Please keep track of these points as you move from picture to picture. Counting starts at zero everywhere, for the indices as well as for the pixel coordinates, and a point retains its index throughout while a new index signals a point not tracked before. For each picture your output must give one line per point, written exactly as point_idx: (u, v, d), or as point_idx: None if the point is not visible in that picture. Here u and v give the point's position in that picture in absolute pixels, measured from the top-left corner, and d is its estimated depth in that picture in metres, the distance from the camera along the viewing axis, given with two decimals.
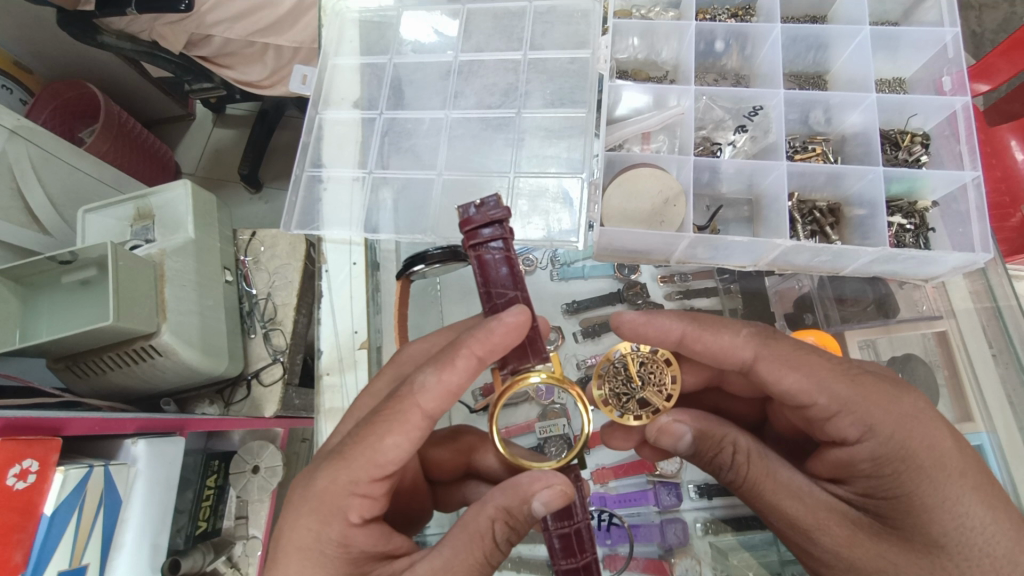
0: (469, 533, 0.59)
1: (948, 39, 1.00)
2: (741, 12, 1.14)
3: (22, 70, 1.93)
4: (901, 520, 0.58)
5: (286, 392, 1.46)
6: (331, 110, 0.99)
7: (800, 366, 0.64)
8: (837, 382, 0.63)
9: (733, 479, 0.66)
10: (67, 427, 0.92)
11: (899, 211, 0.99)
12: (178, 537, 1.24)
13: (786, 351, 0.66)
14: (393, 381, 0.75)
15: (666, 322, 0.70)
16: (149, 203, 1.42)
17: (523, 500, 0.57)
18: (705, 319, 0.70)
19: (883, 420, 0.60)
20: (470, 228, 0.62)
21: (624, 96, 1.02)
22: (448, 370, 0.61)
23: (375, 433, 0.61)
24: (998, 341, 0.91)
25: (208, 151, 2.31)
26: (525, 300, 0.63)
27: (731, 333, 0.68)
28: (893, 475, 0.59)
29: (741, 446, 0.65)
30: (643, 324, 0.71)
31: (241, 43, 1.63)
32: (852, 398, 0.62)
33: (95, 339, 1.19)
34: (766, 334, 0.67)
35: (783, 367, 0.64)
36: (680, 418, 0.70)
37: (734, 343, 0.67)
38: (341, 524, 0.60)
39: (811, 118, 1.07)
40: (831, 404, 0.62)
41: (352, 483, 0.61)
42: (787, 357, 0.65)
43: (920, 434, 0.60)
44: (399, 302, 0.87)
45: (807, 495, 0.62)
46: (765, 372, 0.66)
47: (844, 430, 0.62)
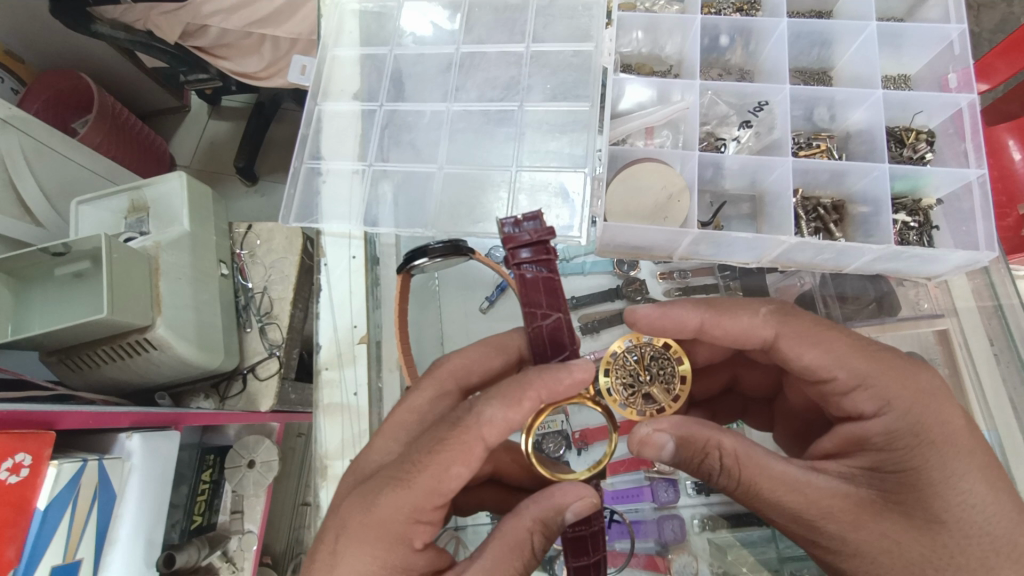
0: (507, 545, 0.56)
1: (955, 36, 0.99)
2: (746, 7, 1.13)
3: (13, 59, 1.90)
4: (909, 496, 0.57)
5: (283, 387, 1.45)
6: (330, 101, 0.98)
7: (820, 342, 0.65)
8: (856, 358, 0.64)
9: (726, 483, 0.61)
10: (61, 421, 0.91)
11: (903, 209, 0.98)
12: (173, 532, 1.25)
13: (805, 327, 0.66)
14: (440, 396, 0.69)
15: (682, 313, 0.70)
16: (144, 194, 1.40)
17: (557, 511, 0.57)
18: (722, 304, 0.71)
19: (901, 395, 0.61)
20: (513, 247, 0.64)
21: (628, 90, 1.00)
22: (515, 408, 0.55)
23: (438, 463, 0.54)
24: (999, 338, 0.91)
25: (203, 143, 2.28)
26: (569, 323, 0.64)
27: (750, 313, 0.68)
28: (905, 448, 0.59)
29: (728, 449, 0.60)
30: (659, 315, 0.70)
31: (238, 34, 1.61)
32: (871, 373, 0.63)
33: (88, 333, 1.17)
34: (783, 310, 0.68)
35: (801, 341, 0.65)
36: (660, 426, 0.63)
37: (752, 324, 0.68)
38: (406, 551, 0.56)
39: (816, 115, 1.07)
40: (850, 377, 0.63)
41: (415, 513, 0.55)
42: (805, 333, 0.66)
43: (935, 410, 0.60)
44: (399, 297, 0.86)
45: (810, 488, 0.58)
46: (787, 349, 0.67)
47: (861, 405, 0.63)
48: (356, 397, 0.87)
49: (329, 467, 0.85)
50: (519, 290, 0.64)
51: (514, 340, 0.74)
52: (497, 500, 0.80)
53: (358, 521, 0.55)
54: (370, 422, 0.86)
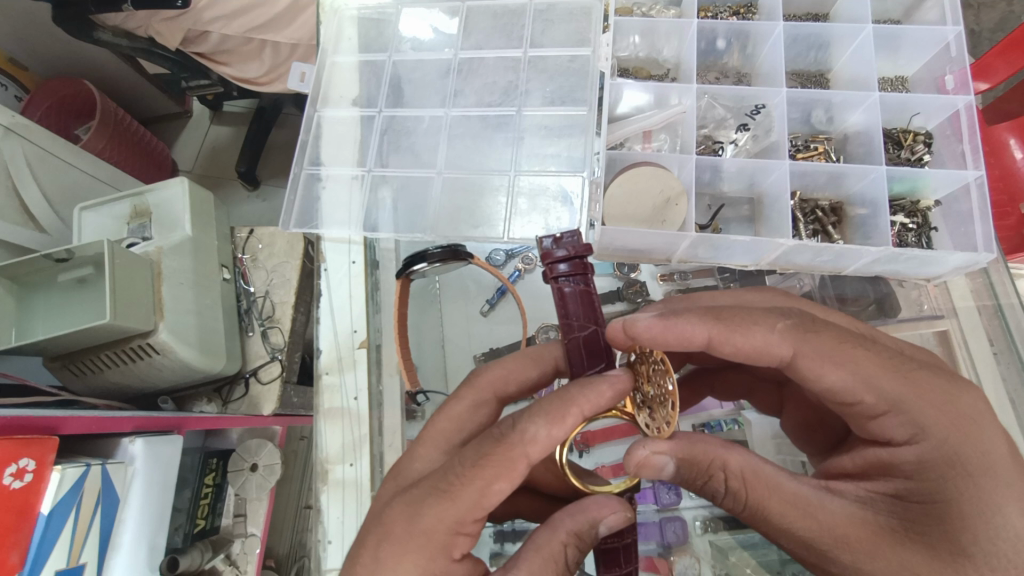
0: (544, 558, 0.56)
1: (951, 38, 0.99)
2: (743, 10, 1.14)
3: (16, 66, 1.91)
4: (934, 528, 0.53)
5: (285, 390, 1.45)
6: (330, 107, 0.98)
7: (845, 362, 0.58)
8: (886, 380, 0.58)
9: (734, 506, 0.59)
10: (64, 426, 0.92)
11: (901, 210, 0.99)
12: (176, 535, 1.23)
13: (828, 343, 0.59)
14: (477, 405, 0.70)
15: (688, 327, 0.62)
16: (146, 200, 1.41)
17: (591, 523, 0.57)
18: (731, 317, 0.63)
19: (935, 421, 0.56)
20: (551, 262, 0.59)
21: (625, 95, 1.01)
22: (559, 425, 0.55)
23: (482, 477, 0.54)
24: (999, 339, 0.90)
25: (205, 149, 2.30)
26: (605, 336, 0.62)
27: (765, 329, 0.61)
28: (935, 479, 0.55)
29: (734, 471, 0.58)
30: (661, 330, 0.61)
31: (238, 40, 1.62)
32: (903, 396, 0.57)
33: (92, 338, 1.18)
34: (803, 324, 0.61)
35: (824, 362, 0.59)
36: (659, 448, 0.58)
37: (768, 341, 0.61)
38: (446, 562, 0.56)
39: (813, 117, 1.07)
40: (880, 402, 0.58)
41: (457, 523, 0.55)
42: (828, 351, 0.59)
43: (974, 438, 0.55)
44: (399, 302, 0.87)
45: (822, 512, 0.56)
46: (807, 369, 0.60)
47: (890, 430, 0.58)
48: (356, 401, 0.87)
49: (330, 471, 0.85)
50: (557, 303, 0.60)
51: (551, 352, 0.75)
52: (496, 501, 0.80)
53: (406, 531, 0.55)
54: (371, 425, 0.86)
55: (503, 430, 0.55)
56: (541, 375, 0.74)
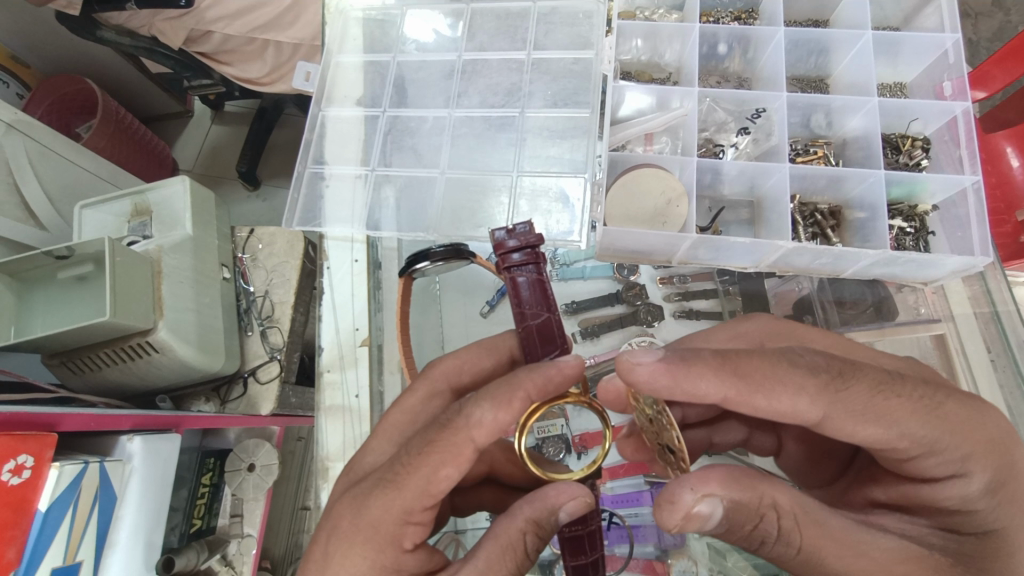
0: (501, 546, 0.56)
1: (949, 45, 1.00)
2: (744, 15, 1.15)
3: (19, 64, 1.92)
4: (987, 559, 0.52)
5: (284, 390, 1.45)
6: (334, 107, 0.99)
7: (879, 419, 0.52)
8: (919, 426, 0.52)
9: (782, 552, 0.52)
10: (62, 423, 0.92)
11: (899, 214, 0.99)
12: (172, 535, 1.23)
13: (861, 400, 0.52)
14: (431, 396, 0.71)
15: (700, 384, 0.53)
16: (146, 199, 1.42)
17: (550, 511, 0.57)
18: (755, 372, 0.52)
19: (974, 451, 0.53)
20: (504, 252, 0.64)
21: (627, 97, 1.02)
22: (506, 410, 0.55)
23: (429, 464, 0.54)
24: (996, 346, 0.91)
25: (206, 148, 2.30)
26: (559, 324, 0.65)
27: (793, 389, 0.52)
28: (978, 503, 0.54)
29: (783, 509, 0.51)
30: (670, 388, 0.53)
31: (241, 40, 1.62)
32: (943, 436, 0.53)
33: (91, 336, 1.18)
34: (837, 376, 0.52)
35: (861, 417, 0.52)
36: (705, 491, 0.49)
37: (795, 403, 0.52)
38: (397, 551, 0.56)
39: (813, 122, 1.08)
40: (917, 446, 0.53)
41: (404, 513, 0.55)
42: (861, 410, 0.52)
43: (1005, 460, 0.54)
44: (400, 300, 0.86)
45: (877, 551, 0.51)
46: (836, 428, 0.53)
47: (932, 468, 0.55)
48: (357, 398, 0.87)
49: (331, 467, 0.85)
50: (509, 291, 0.64)
51: (507, 341, 0.75)
52: (491, 500, 0.81)
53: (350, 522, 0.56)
54: (370, 423, 0.86)
55: (448, 416, 0.55)
56: (497, 365, 0.74)
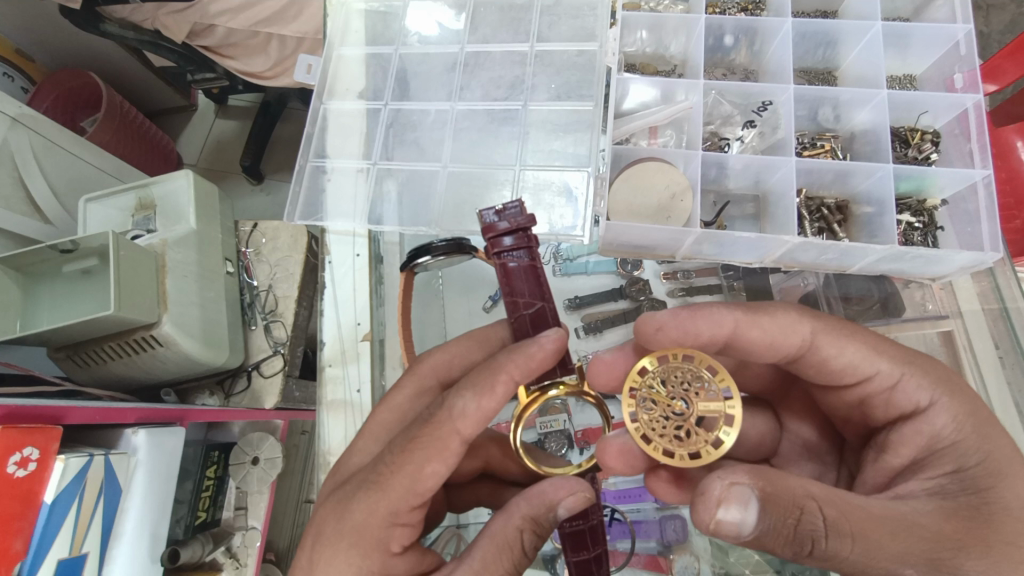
0: (497, 545, 0.56)
1: (960, 37, 0.99)
2: (751, 7, 1.13)
3: (23, 58, 1.92)
4: (996, 488, 0.54)
5: (287, 384, 1.46)
6: (335, 100, 0.98)
7: (852, 336, 0.65)
8: (885, 347, 0.64)
9: (839, 547, 0.49)
10: (68, 416, 0.92)
11: (908, 209, 0.97)
12: (178, 527, 1.25)
13: (834, 322, 0.66)
14: (419, 393, 0.72)
15: (715, 314, 0.66)
16: (151, 193, 1.42)
17: (548, 508, 0.56)
18: (756, 306, 0.67)
19: (937, 380, 0.62)
20: (494, 236, 0.63)
21: (632, 90, 1.00)
22: (488, 397, 0.57)
23: (414, 461, 0.55)
24: (1005, 343, 0.89)
25: (209, 143, 2.30)
26: (552, 310, 0.65)
27: (784, 311, 0.66)
28: (972, 434, 0.58)
29: (818, 494, 0.50)
30: (691, 318, 0.66)
31: (244, 34, 1.61)
32: (906, 361, 0.63)
33: (96, 329, 1.19)
34: (810, 310, 0.66)
35: (839, 338, 0.64)
36: (735, 477, 0.50)
37: (790, 322, 0.65)
38: (384, 555, 0.56)
39: (820, 115, 1.06)
40: (892, 370, 0.63)
41: (391, 515, 0.56)
42: (838, 328, 0.65)
43: (965, 389, 0.62)
44: (401, 295, 0.86)
45: (921, 521, 0.51)
46: (826, 346, 0.64)
47: (914, 397, 0.62)
48: (359, 393, 0.87)
49: (332, 462, 0.86)
50: (501, 280, 0.64)
51: (498, 333, 0.75)
52: (492, 494, 0.81)
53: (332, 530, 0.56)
54: None
55: (432, 411, 0.57)
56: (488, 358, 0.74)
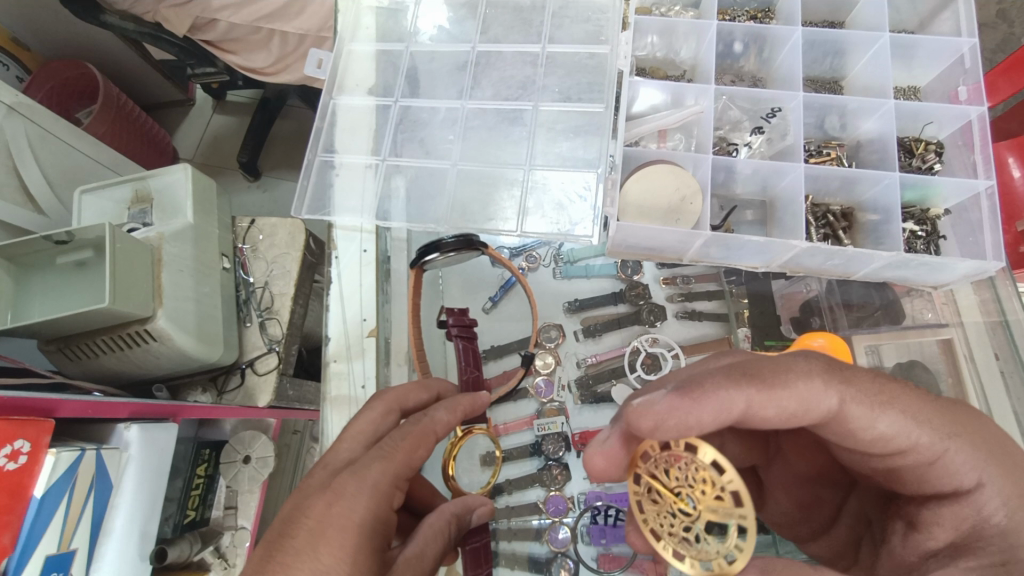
0: (432, 531, 0.64)
1: (966, 50, 1.01)
2: (761, 15, 1.15)
3: (19, 46, 1.89)
4: None
5: (281, 382, 1.44)
6: (345, 95, 0.98)
7: (892, 405, 0.53)
8: (928, 411, 0.54)
9: None
10: (60, 409, 0.90)
11: (911, 218, 0.99)
12: (166, 525, 1.24)
13: (868, 388, 0.54)
14: (387, 413, 0.72)
15: (720, 392, 0.53)
16: (148, 185, 1.40)
17: (467, 509, 0.70)
18: (767, 373, 0.53)
19: (984, 450, 0.55)
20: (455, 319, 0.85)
21: (642, 93, 1.02)
22: (454, 414, 0.72)
23: (403, 450, 0.65)
24: (1005, 352, 0.91)
25: (207, 137, 2.29)
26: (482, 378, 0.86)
27: (806, 377, 0.53)
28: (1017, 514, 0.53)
29: None
30: (693, 407, 0.52)
31: (247, 29, 1.61)
32: (952, 430, 0.54)
33: (89, 322, 1.17)
34: (830, 364, 0.55)
35: (874, 406, 0.53)
36: None
37: (812, 392, 0.53)
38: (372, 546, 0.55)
39: (827, 123, 1.08)
40: (935, 444, 0.53)
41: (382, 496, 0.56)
42: (875, 397, 0.53)
43: (1011, 456, 0.56)
44: (411, 293, 0.85)
45: None
46: (857, 421, 0.53)
47: (958, 472, 0.54)
48: (363, 390, 0.86)
49: None
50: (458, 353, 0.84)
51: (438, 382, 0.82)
52: None
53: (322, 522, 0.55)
54: None
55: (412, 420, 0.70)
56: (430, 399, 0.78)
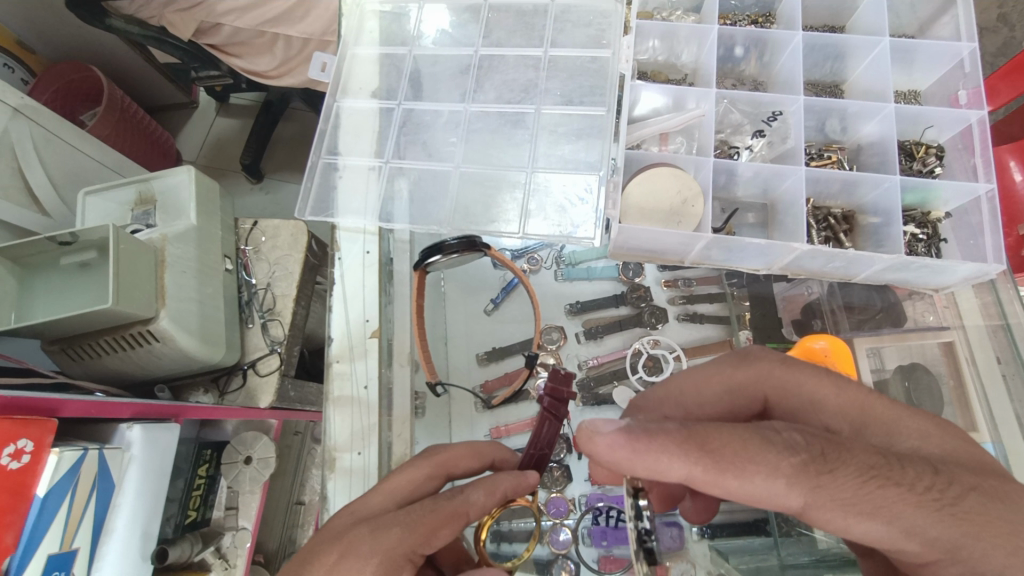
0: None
1: (965, 54, 1.01)
2: (761, 19, 1.15)
3: (24, 49, 1.90)
4: None
5: (283, 383, 1.44)
6: (349, 98, 0.99)
7: (876, 513, 0.50)
8: (919, 518, 0.50)
9: None
10: (64, 408, 0.90)
11: (913, 220, 0.99)
12: (167, 526, 1.23)
13: (847, 486, 0.50)
14: (431, 476, 0.70)
15: (662, 460, 0.52)
16: (152, 187, 1.41)
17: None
18: (726, 459, 0.51)
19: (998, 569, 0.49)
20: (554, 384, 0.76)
21: (643, 96, 1.02)
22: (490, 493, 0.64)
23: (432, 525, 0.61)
24: (1007, 357, 0.90)
25: (210, 139, 2.30)
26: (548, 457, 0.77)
27: (766, 472, 0.50)
28: None
29: None
30: (632, 463, 0.53)
31: (252, 33, 1.62)
32: (952, 540, 0.50)
33: (93, 323, 1.18)
34: (802, 457, 0.51)
35: (841, 509, 0.50)
36: None
37: (770, 486, 0.50)
38: None
39: (827, 126, 1.08)
40: (919, 548, 0.51)
41: None
42: (850, 497, 0.50)
43: None
44: (416, 293, 0.89)
45: None
46: (820, 517, 0.51)
47: None
48: (366, 390, 0.85)
49: (338, 459, 0.83)
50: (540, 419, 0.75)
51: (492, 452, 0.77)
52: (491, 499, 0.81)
53: None
54: (380, 415, 0.84)
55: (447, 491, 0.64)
56: (480, 468, 0.75)
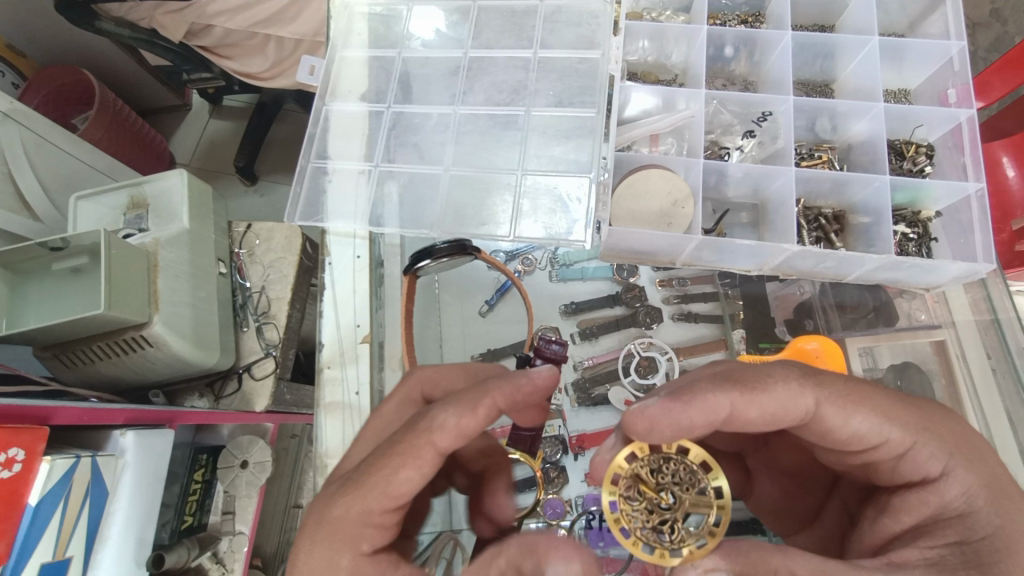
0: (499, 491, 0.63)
1: (954, 52, 1.01)
2: (751, 19, 1.15)
3: (15, 53, 1.89)
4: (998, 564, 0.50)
5: (278, 387, 1.44)
6: (338, 101, 0.98)
7: (864, 402, 0.56)
8: (901, 414, 0.56)
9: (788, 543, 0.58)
10: (56, 415, 0.90)
11: (903, 220, 0.99)
12: (163, 531, 1.23)
13: (842, 388, 0.56)
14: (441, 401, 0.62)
15: (709, 398, 0.55)
16: (143, 191, 1.40)
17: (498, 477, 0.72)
18: (747, 378, 0.56)
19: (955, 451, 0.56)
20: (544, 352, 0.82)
21: (633, 97, 1.02)
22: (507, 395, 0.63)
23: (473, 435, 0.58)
24: (998, 354, 0.91)
25: (203, 142, 2.29)
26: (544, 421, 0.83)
27: (783, 381, 0.55)
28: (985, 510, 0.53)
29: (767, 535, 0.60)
30: (683, 410, 0.55)
31: (243, 35, 1.61)
32: (921, 427, 0.56)
33: (85, 328, 1.17)
34: (812, 371, 0.57)
35: (846, 406, 0.55)
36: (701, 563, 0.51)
37: (789, 392, 0.55)
38: (357, 556, 0.54)
39: (818, 126, 1.08)
40: (902, 440, 0.56)
41: (368, 513, 0.55)
42: (846, 396, 0.56)
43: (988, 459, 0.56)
44: (405, 298, 0.86)
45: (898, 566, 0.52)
46: (831, 417, 0.55)
47: (924, 465, 0.56)
48: (357, 396, 0.85)
49: (329, 465, 0.84)
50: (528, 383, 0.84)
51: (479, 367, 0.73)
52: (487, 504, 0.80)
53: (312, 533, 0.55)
54: None
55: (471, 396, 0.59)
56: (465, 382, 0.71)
